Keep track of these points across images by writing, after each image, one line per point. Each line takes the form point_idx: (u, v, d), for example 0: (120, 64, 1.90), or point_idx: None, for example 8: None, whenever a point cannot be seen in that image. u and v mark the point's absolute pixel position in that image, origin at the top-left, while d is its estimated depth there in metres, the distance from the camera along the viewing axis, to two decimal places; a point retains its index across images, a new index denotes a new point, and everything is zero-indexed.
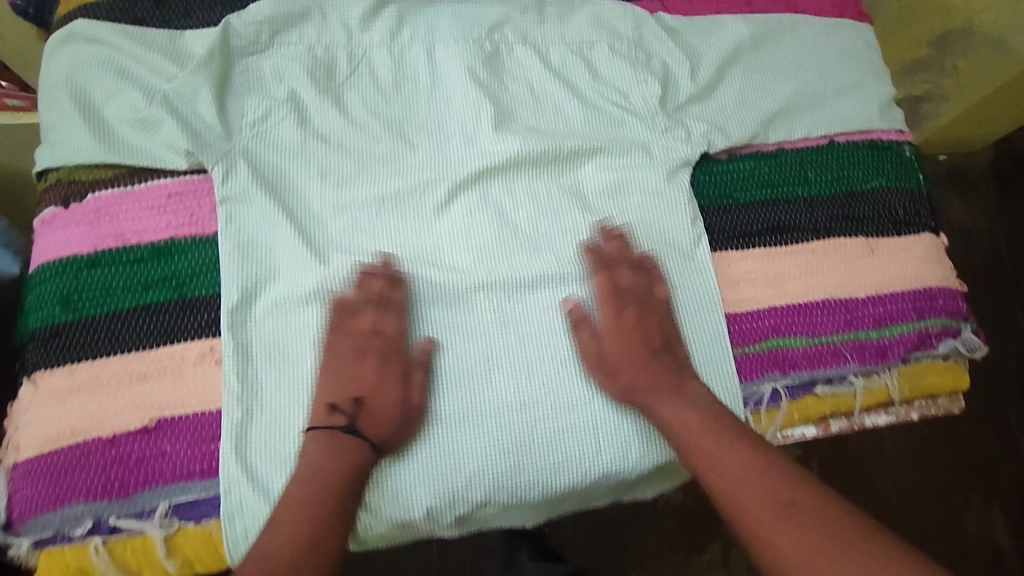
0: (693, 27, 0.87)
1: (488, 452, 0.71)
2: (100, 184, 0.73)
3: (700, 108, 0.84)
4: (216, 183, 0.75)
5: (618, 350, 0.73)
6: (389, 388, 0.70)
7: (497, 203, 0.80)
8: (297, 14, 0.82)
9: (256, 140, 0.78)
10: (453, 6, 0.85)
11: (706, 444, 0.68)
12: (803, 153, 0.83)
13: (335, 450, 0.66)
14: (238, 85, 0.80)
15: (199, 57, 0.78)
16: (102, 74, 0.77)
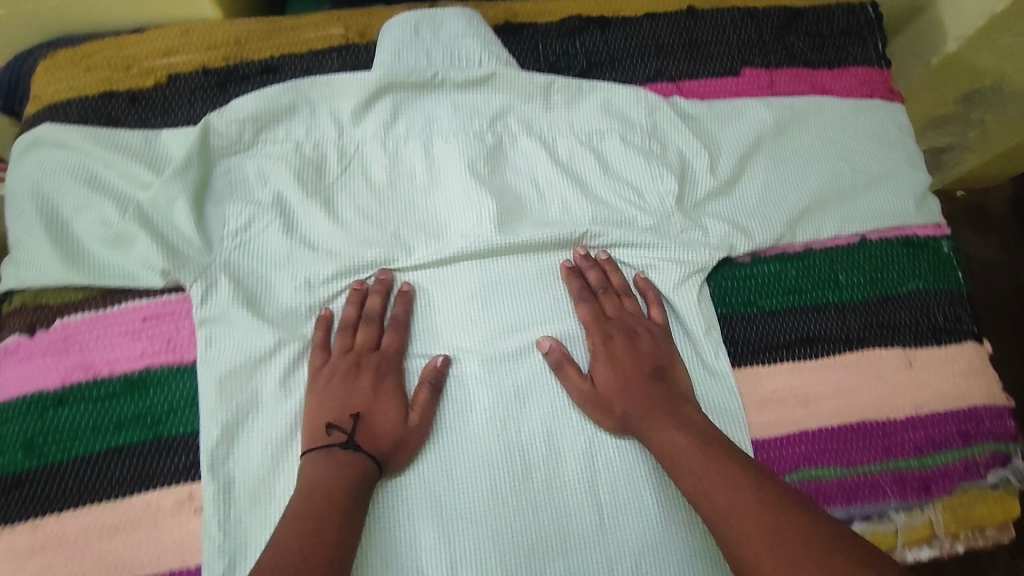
0: (712, 114, 0.81)
1: (489, 544, 0.66)
2: (70, 307, 0.68)
3: (719, 204, 0.78)
4: (195, 305, 0.69)
5: (608, 380, 0.69)
6: (375, 408, 0.67)
7: (499, 311, 0.74)
8: (283, 109, 0.76)
9: (238, 252, 0.72)
10: (453, 96, 0.80)
11: (685, 455, 0.62)
12: (832, 252, 0.77)
13: (328, 470, 0.62)
14: (221, 191, 0.74)
15: (176, 163, 0.72)
16: (73, 183, 0.71)
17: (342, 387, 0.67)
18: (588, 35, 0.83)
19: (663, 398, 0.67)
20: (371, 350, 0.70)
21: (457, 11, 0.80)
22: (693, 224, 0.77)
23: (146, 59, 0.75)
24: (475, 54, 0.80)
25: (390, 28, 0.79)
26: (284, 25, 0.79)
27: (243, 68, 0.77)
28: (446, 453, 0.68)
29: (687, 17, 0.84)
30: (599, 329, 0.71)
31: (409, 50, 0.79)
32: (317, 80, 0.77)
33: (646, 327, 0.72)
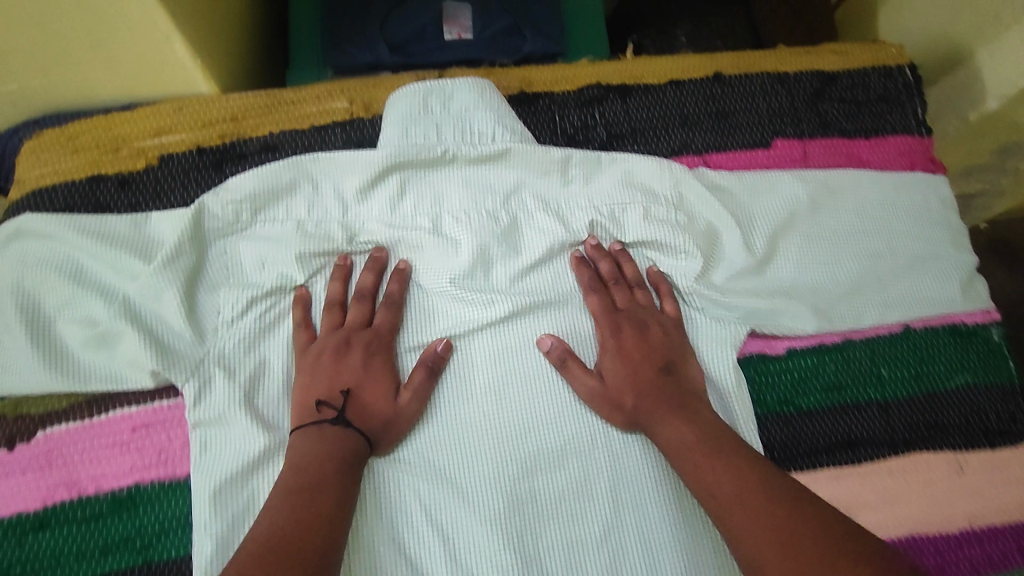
0: (743, 186, 0.75)
1: (489, 519, 0.65)
2: (54, 418, 0.63)
3: (754, 290, 0.72)
4: (188, 408, 0.64)
5: (616, 373, 0.67)
6: (366, 384, 0.65)
7: (516, 407, 0.69)
8: (282, 186, 0.71)
9: (234, 345, 0.67)
10: (463, 172, 0.74)
11: (692, 451, 0.61)
12: (873, 342, 0.72)
13: (321, 451, 0.60)
14: (216, 275, 0.69)
15: (167, 248, 0.67)
16: (56, 277, 0.66)
17: (331, 366, 0.65)
18: (607, 104, 0.78)
19: (673, 395, 0.65)
20: (363, 327, 0.68)
21: (468, 81, 0.74)
22: (724, 312, 0.71)
23: (136, 139, 0.70)
24: (487, 127, 0.74)
25: (395, 101, 0.73)
26: (283, 98, 0.74)
27: (240, 145, 0.72)
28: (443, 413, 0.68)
29: (714, 84, 0.79)
30: (609, 321, 0.70)
31: (416, 125, 0.73)
32: (319, 157, 0.72)
33: (659, 321, 0.70)
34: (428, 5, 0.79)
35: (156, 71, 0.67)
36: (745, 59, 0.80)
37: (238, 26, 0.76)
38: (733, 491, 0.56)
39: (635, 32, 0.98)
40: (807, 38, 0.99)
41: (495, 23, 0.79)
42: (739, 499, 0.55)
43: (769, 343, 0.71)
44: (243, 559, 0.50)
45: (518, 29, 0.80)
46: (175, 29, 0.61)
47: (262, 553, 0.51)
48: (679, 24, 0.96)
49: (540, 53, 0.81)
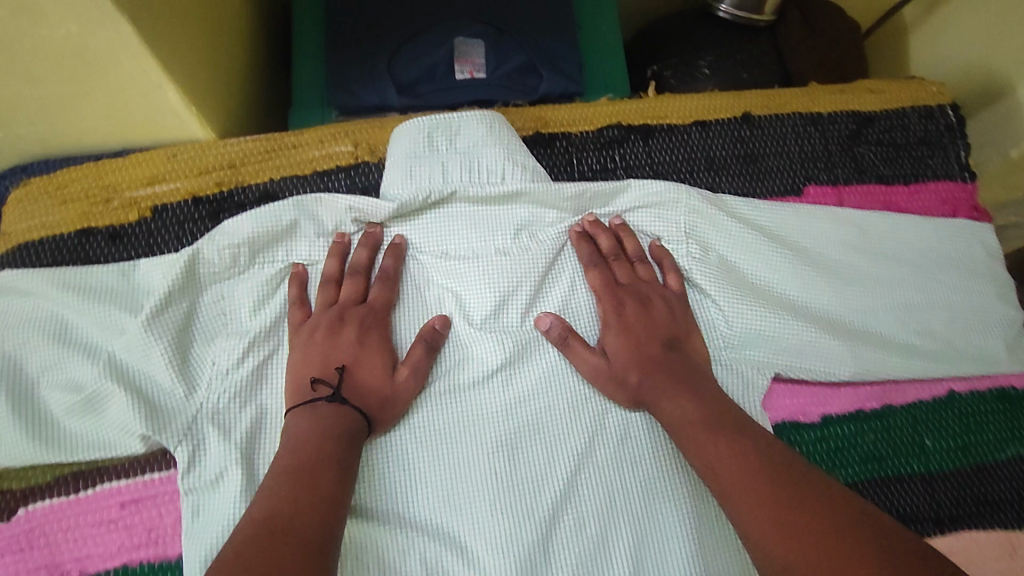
0: (774, 220, 0.70)
1: (494, 506, 0.62)
2: (36, 493, 0.59)
3: (788, 341, 0.67)
4: (181, 473, 0.59)
5: (620, 348, 0.64)
6: (361, 360, 0.62)
7: (530, 458, 0.64)
8: (280, 226, 0.66)
9: (228, 399, 0.62)
10: (470, 208, 0.69)
11: (696, 430, 0.57)
12: (912, 408, 0.67)
13: (316, 427, 0.57)
14: (210, 325, 0.64)
15: (156, 299, 0.62)
16: (40, 338, 0.62)
17: (325, 343, 0.61)
18: (629, 146, 0.73)
19: (676, 369, 0.62)
20: (358, 303, 0.65)
21: (476, 117, 0.69)
22: (757, 366, 0.66)
23: (127, 189, 0.66)
24: (497, 166, 0.69)
25: (399, 138, 0.68)
26: (284, 142, 0.69)
27: (237, 193, 0.67)
28: (442, 431, 0.64)
29: (742, 125, 0.73)
30: (610, 296, 0.67)
31: (420, 163, 0.68)
32: (320, 197, 0.67)
33: (661, 295, 0.67)
34: (439, 40, 0.75)
35: (149, 117, 0.63)
36: (775, 98, 0.75)
37: (238, 66, 0.73)
38: (736, 464, 0.52)
39: (656, 63, 0.94)
40: (836, 66, 0.94)
41: (510, 61, 0.75)
42: (740, 471, 0.52)
43: (803, 410, 0.66)
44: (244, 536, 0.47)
45: (534, 66, 0.76)
46: (167, 76, 0.57)
47: (264, 533, 0.47)
48: (702, 54, 0.92)
49: (558, 93, 0.76)
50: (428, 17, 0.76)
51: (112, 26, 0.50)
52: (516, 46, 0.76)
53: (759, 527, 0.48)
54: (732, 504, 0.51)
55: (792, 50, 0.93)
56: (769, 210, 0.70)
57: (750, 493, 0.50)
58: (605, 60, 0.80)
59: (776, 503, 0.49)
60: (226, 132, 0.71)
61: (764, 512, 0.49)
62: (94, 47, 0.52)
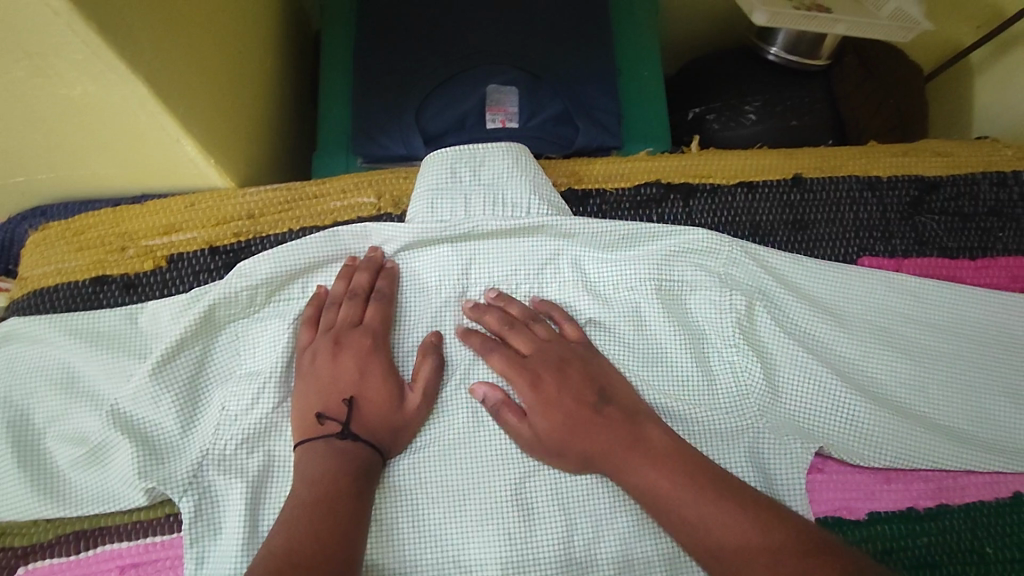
0: (819, 275, 0.64)
1: (511, 562, 0.56)
2: (39, 551, 0.56)
3: (836, 427, 0.60)
4: (185, 526, 0.55)
5: (561, 430, 0.56)
6: (365, 389, 0.57)
7: (553, 512, 0.57)
8: (300, 267, 0.62)
9: (236, 445, 0.57)
10: (492, 246, 0.64)
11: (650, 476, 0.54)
12: (971, 508, 0.58)
13: (324, 469, 0.53)
14: (223, 369, 0.60)
15: (166, 346, 0.58)
16: (47, 390, 0.59)
17: (330, 369, 0.58)
18: (668, 206, 0.67)
19: (617, 431, 0.56)
20: (352, 326, 0.60)
21: (503, 147, 0.65)
22: (802, 443, 0.59)
23: (143, 238, 0.63)
24: (521, 198, 0.64)
25: (425, 169, 0.64)
26: (305, 192, 0.66)
27: (255, 244, 0.64)
28: (452, 489, 0.58)
29: (792, 188, 0.68)
30: (523, 372, 0.59)
31: (443, 198, 0.63)
32: (339, 231, 0.63)
33: (575, 355, 0.60)
34: (471, 88, 0.72)
35: (169, 169, 0.62)
36: (829, 158, 0.70)
37: (264, 108, 0.72)
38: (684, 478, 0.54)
39: (698, 105, 0.89)
40: (896, 113, 0.87)
41: (545, 110, 0.73)
42: (683, 488, 0.53)
43: (847, 505, 0.58)
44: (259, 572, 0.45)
45: (571, 116, 0.73)
46: (185, 133, 0.55)
47: (287, 566, 0.45)
48: (748, 98, 0.86)
49: (594, 145, 0.73)
50: (459, 62, 0.73)
51: (129, 88, 0.49)
52: (550, 96, 0.73)
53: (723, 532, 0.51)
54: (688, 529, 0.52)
55: (846, 95, 0.87)
56: (822, 276, 0.64)
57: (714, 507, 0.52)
58: (645, 107, 0.76)
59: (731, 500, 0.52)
60: (247, 178, 0.68)
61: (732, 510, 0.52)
62: (111, 105, 0.51)
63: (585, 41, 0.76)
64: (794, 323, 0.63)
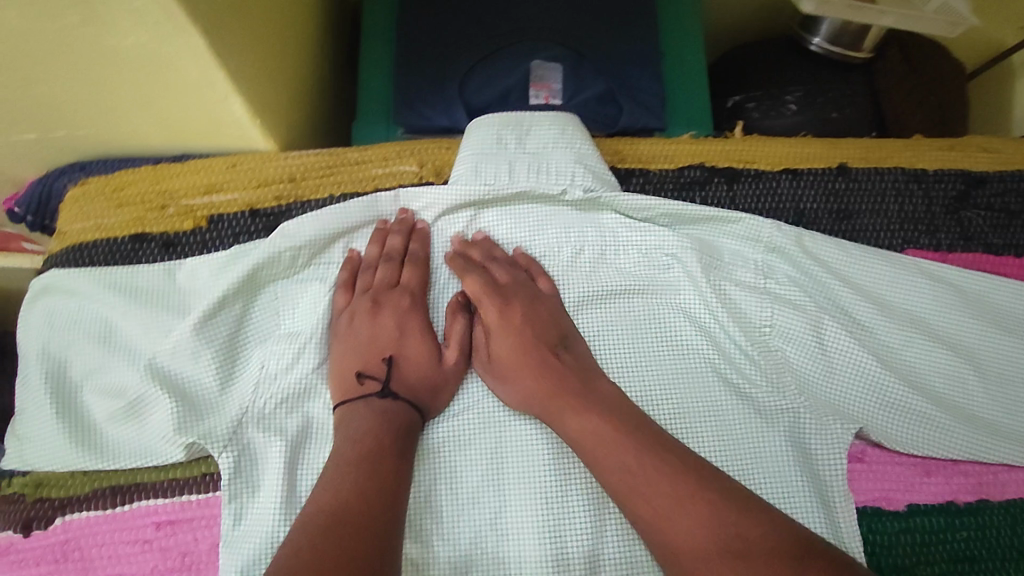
0: (863, 264, 0.63)
1: (549, 527, 0.56)
2: (74, 503, 0.55)
3: (873, 415, 0.60)
4: (224, 482, 0.54)
5: (508, 353, 0.59)
6: (404, 349, 0.59)
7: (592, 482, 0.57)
8: (345, 230, 0.62)
9: (276, 404, 0.57)
10: (533, 210, 0.64)
11: (599, 432, 0.53)
12: (1011, 505, 0.58)
13: (368, 425, 0.54)
14: (262, 329, 0.60)
15: (207, 303, 0.58)
16: (86, 343, 0.59)
17: (369, 328, 0.59)
18: (712, 189, 0.67)
19: (572, 374, 0.57)
20: (390, 287, 0.61)
21: (550, 116, 0.64)
22: (842, 424, 0.59)
23: (183, 197, 0.63)
24: (567, 168, 0.63)
25: (470, 133, 0.64)
26: (347, 157, 0.66)
27: (296, 208, 0.64)
28: (492, 451, 0.58)
29: (837, 177, 0.67)
30: (497, 293, 0.60)
31: (488, 162, 0.63)
32: (380, 198, 0.62)
33: (550, 300, 0.62)
34: (516, 62, 0.71)
35: (211, 130, 0.61)
36: (874, 149, 0.69)
37: (306, 74, 0.71)
38: (627, 442, 0.52)
39: (738, 93, 0.88)
40: (936, 110, 0.87)
41: (588, 88, 0.72)
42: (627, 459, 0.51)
43: (887, 496, 0.58)
44: (309, 531, 0.46)
45: (614, 96, 0.72)
46: (233, 90, 0.55)
47: (334, 523, 0.46)
48: (789, 88, 0.86)
49: (639, 126, 0.72)
50: (503, 37, 0.72)
51: (182, 39, 0.48)
52: (595, 74, 0.72)
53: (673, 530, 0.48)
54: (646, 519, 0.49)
55: (888, 90, 0.86)
56: (868, 263, 0.63)
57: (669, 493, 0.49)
58: (688, 91, 0.76)
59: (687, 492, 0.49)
60: (290, 142, 0.68)
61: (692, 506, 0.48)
62: (163, 57, 0.50)
63: (631, 22, 0.75)
64: (836, 307, 0.62)
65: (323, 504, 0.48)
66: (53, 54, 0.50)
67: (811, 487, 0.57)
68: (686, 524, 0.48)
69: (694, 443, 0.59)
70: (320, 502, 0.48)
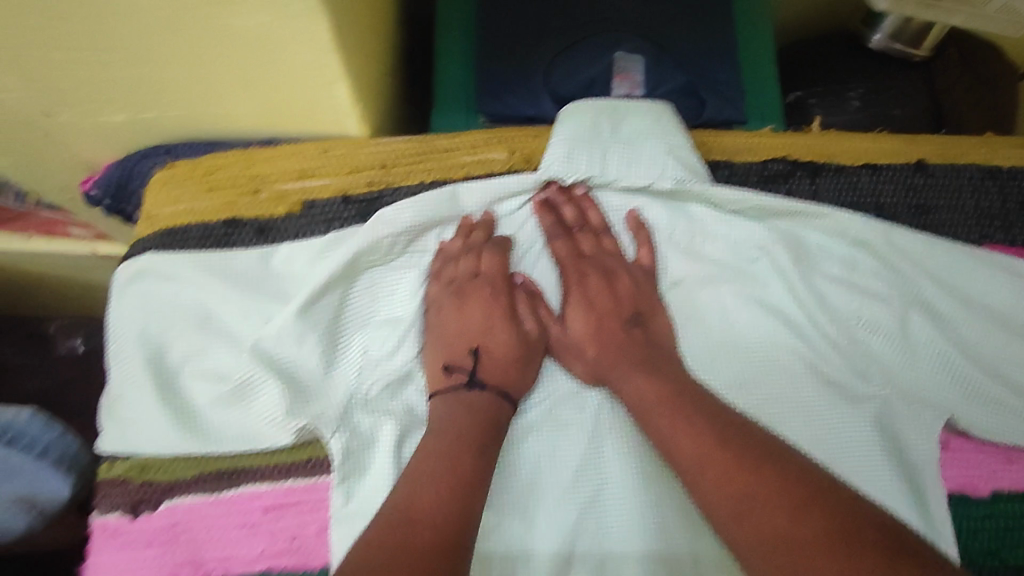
0: (945, 258, 0.64)
1: (647, 508, 0.58)
2: (180, 487, 0.56)
3: (956, 402, 0.62)
4: (334, 465, 0.55)
5: (583, 325, 0.62)
6: (490, 339, 0.60)
7: None
8: (444, 215, 0.62)
9: (379, 389, 0.58)
10: (623, 202, 0.65)
11: (650, 399, 0.56)
12: None
13: (456, 416, 0.55)
14: (360, 316, 0.60)
15: (309, 288, 0.58)
16: (187, 329, 0.59)
17: (455, 319, 0.60)
18: (795, 182, 0.68)
19: (641, 345, 0.60)
20: (472, 278, 0.61)
21: (644, 105, 0.65)
22: (932, 413, 0.61)
23: (277, 182, 0.63)
24: (657, 159, 0.63)
25: (564, 120, 0.64)
26: (437, 145, 0.66)
27: (387, 195, 0.63)
28: (590, 434, 0.60)
29: (915, 172, 0.69)
30: (574, 268, 0.63)
31: (581, 150, 0.63)
32: (476, 184, 0.62)
33: (628, 270, 0.63)
34: (599, 52, 0.71)
35: (306, 113, 0.61)
36: (947, 147, 0.71)
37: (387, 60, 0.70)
38: (673, 406, 0.55)
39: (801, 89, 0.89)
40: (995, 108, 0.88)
41: (670, 81, 0.71)
42: (664, 413, 0.55)
43: (971, 483, 0.60)
44: (379, 526, 0.47)
45: (695, 88, 0.72)
46: (342, 73, 0.54)
47: (428, 523, 0.47)
48: (851, 85, 0.87)
49: (718, 119, 0.73)
50: (585, 27, 0.72)
51: (306, 19, 0.47)
52: (677, 66, 0.72)
53: (709, 486, 0.51)
54: (688, 477, 0.52)
55: (949, 87, 0.87)
56: (950, 258, 0.64)
57: (702, 447, 0.52)
58: (764, 85, 0.76)
59: (727, 453, 0.51)
60: (376, 130, 0.68)
61: (729, 462, 0.51)
62: (283, 39, 0.50)
63: (708, 15, 0.75)
64: (919, 299, 0.64)
65: (406, 499, 0.49)
66: (172, 33, 0.49)
67: (904, 476, 0.59)
68: (717, 481, 0.50)
69: (789, 428, 0.61)
70: (403, 495, 0.49)
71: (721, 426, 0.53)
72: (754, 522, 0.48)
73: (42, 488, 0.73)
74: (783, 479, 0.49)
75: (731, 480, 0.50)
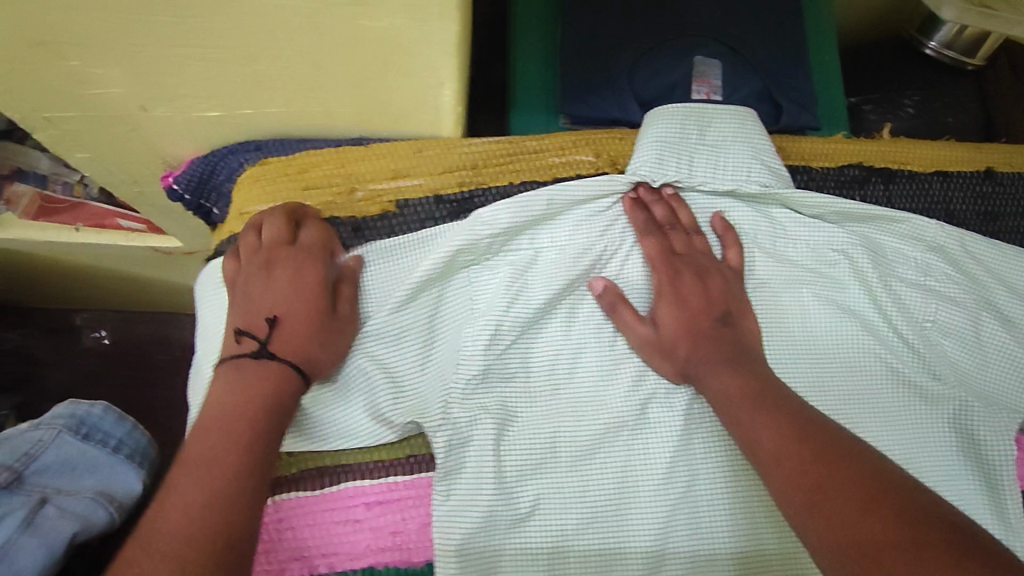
0: (1016, 265, 0.67)
1: (738, 504, 0.60)
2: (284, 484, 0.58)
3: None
4: (438, 458, 0.58)
5: (673, 323, 0.62)
6: (289, 309, 0.54)
7: None
8: (539, 214, 0.63)
9: (472, 380, 0.59)
10: (708, 203, 0.67)
11: (735, 394, 0.57)
12: None
13: (235, 392, 0.50)
14: (455, 314, 0.62)
15: (411, 283, 0.60)
16: None
17: (259, 286, 0.55)
18: (870, 188, 0.69)
19: (731, 343, 0.60)
20: (285, 243, 0.57)
21: (729, 109, 0.66)
22: (1008, 416, 0.63)
23: (371, 181, 0.63)
24: (742, 163, 0.65)
25: (653, 122, 0.65)
26: (525, 146, 0.66)
27: (479, 195, 0.64)
28: (680, 433, 0.61)
29: (985, 180, 0.71)
30: (666, 266, 0.63)
31: (669, 153, 0.65)
32: (568, 186, 0.63)
33: (719, 270, 0.64)
34: (680, 56, 0.72)
35: (403, 111, 0.61)
36: (1017, 155, 0.72)
37: None
38: (758, 401, 0.55)
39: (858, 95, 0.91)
40: None
41: (748, 85, 0.73)
42: (744, 409, 0.55)
43: None
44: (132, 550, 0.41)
45: (771, 94, 0.74)
46: (455, 76, 0.55)
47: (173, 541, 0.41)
48: (907, 93, 0.89)
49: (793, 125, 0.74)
50: (664, 31, 0.73)
51: (437, 23, 0.48)
52: (754, 71, 0.73)
53: (785, 478, 0.50)
54: (766, 471, 0.52)
55: (1001, 96, 0.90)
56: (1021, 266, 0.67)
57: (781, 440, 0.52)
58: (833, 92, 0.78)
59: (809, 446, 0.50)
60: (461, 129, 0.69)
61: (807, 455, 0.50)
62: (408, 42, 0.50)
63: (782, 21, 0.77)
64: (990, 303, 0.66)
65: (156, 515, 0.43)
66: (298, 34, 0.49)
67: (980, 476, 0.62)
68: (792, 473, 0.50)
69: (871, 426, 0.63)
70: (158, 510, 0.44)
71: (799, 421, 0.53)
72: (830, 514, 0.46)
73: (115, 481, 0.74)
74: (859, 470, 0.47)
75: (804, 472, 0.49)
